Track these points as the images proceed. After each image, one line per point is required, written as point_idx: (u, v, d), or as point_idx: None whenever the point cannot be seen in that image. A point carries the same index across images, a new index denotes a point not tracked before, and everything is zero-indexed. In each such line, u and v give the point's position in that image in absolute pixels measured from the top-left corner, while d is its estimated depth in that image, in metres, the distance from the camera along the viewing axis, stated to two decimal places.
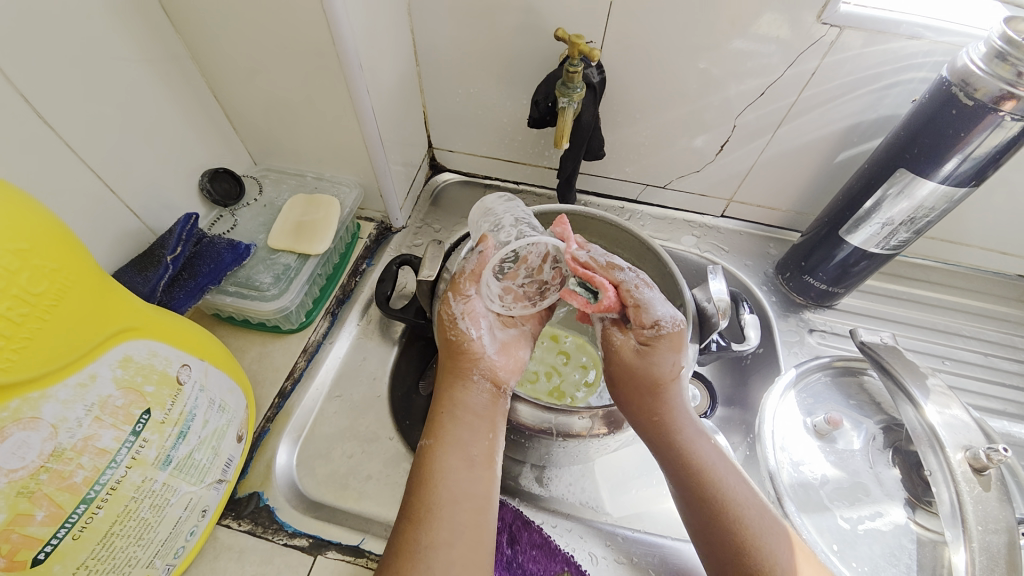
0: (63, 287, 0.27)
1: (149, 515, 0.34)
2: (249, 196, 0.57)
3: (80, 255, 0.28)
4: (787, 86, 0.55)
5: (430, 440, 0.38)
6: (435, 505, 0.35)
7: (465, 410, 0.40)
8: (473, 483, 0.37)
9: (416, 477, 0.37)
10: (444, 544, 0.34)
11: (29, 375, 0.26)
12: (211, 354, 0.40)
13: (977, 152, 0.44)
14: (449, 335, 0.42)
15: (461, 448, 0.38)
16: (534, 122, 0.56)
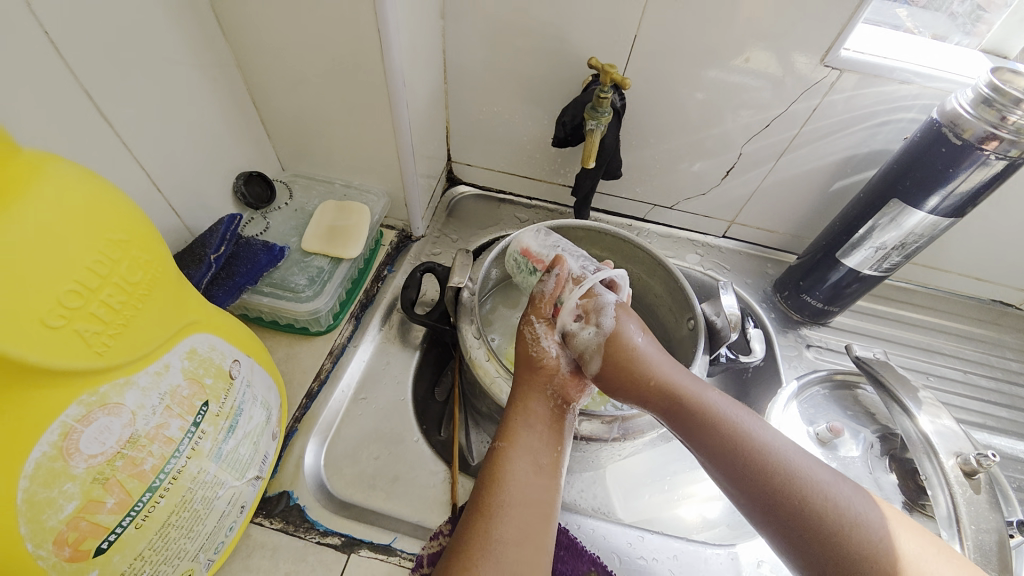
0: (150, 280, 0.29)
1: (200, 507, 0.34)
2: (279, 200, 0.59)
3: (165, 253, 0.31)
4: (790, 119, 0.60)
5: (502, 444, 0.42)
6: (504, 504, 0.39)
7: (536, 417, 0.43)
8: (542, 488, 0.40)
9: (488, 475, 0.41)
10: (516, 542, 0.37)
11: (120, 361, 0.27)
12: (255, 351, 0.41)
13: (960, 188, 0.50)
14: (530, 350, 0.45)
15: (531, 454, 0.41)
16: (559, 140, 0.60)
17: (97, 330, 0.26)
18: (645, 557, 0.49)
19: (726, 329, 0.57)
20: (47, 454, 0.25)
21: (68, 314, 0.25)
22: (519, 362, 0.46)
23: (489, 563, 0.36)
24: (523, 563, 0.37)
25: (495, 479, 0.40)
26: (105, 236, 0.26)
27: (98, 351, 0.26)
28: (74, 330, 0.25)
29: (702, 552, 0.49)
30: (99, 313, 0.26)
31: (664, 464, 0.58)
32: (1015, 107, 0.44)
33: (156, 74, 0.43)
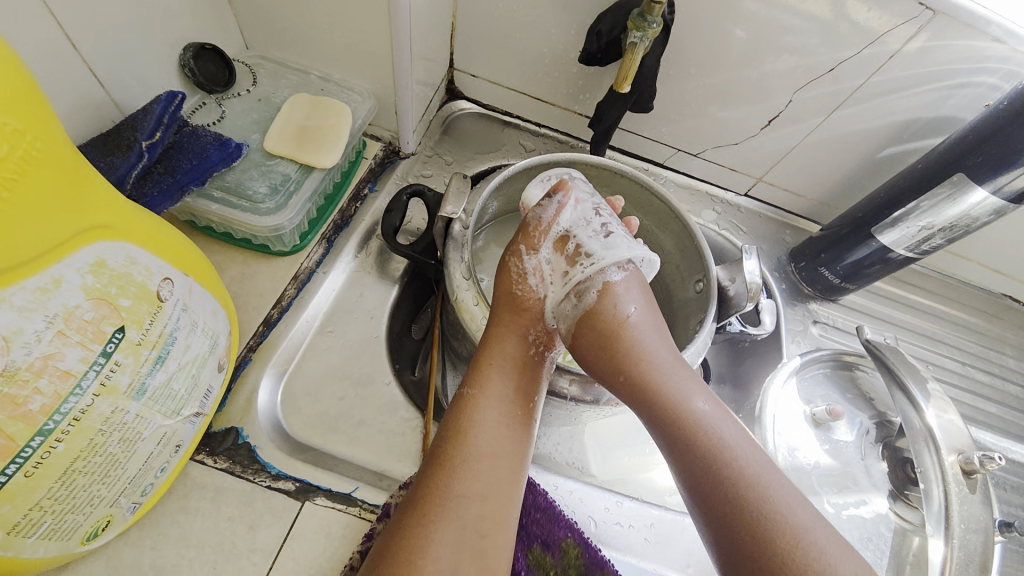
0: (25, 160, 0.21)
1: (117, 450, 0.28)
2: (239, 86, 0.48)
3: (41, 122, 0.21)
4: (859, 66, 0.51)
5: (471, 389, 0.38)
6: (471, 457, 0.35)
7: (509, 362, 0.39)
8: (512, 438, 0.37)
9: (451, 424, 0.37)
10: (481, 497, 0.35)
11: None
12: (195, 267, 0.34)
13: (1009, 184, 0.45)
14: (514, 288, 0.42)
15: (503, 403, 0.38)
16: (586, 55, 0.51)
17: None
18: (621, 523, 0.47)
19: (742, 299, 0.51)
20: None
21: None
22: (499, 303, 0.43)
23: (449, 520, 0.33)
24: (485, 517, 0.34)
25: (463, 430, 0.36)
26: None
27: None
28: None
29: (680, 522, 0.48)
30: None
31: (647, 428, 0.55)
32: None
33: None
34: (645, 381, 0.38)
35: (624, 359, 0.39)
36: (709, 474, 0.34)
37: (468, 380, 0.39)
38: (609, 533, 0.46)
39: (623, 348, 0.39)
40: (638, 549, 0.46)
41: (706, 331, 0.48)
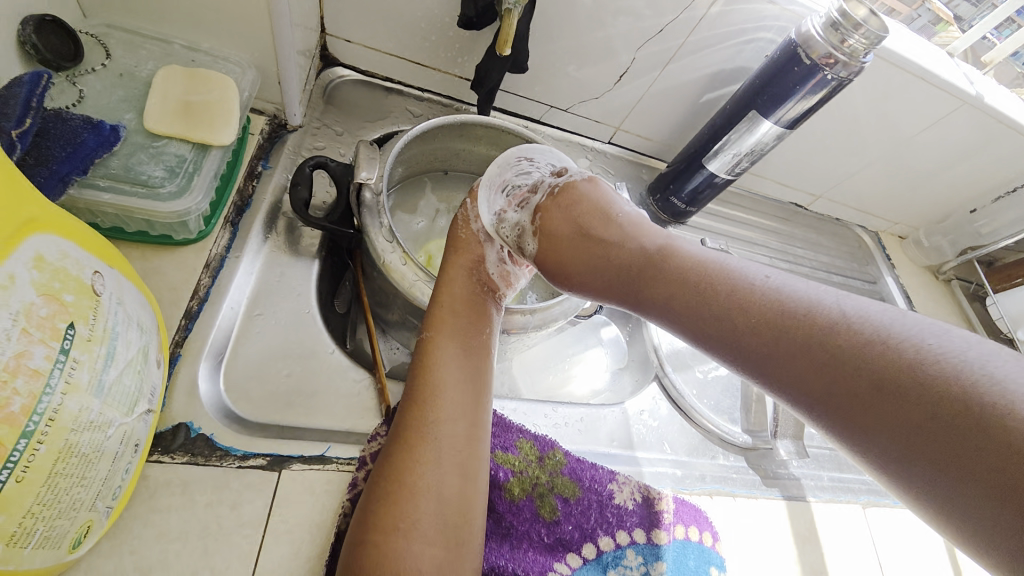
0: None
1: (88, 451, 0.28)
2: (92, 62, 0.43)
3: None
4: (679, 28, 0.63)
5: (429, 333, 0.44)
6: (440, 388, 0.41)
7: (458, 305, 0.46)
8: (474, 366, 0.43)
9: (418, 366, 0.42)
10: (455, 416, 0.40)
11: None
12: (118, 261, 0.32)
13: (790, 114, 0.62)
14: (458, 230, 0.52)
15: (458, 339, 0.44)
16: (466, 21, 0.56)
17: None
18: (557, 424, 0.55)
19: None
20: None
21: None
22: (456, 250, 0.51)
23: (432, 441, 0.38)
24: (461, 432, 0.40)
25: (431, 366, 0.42)
26: None
27: None
28: None
29: (602, 411, 0.58)
30: None
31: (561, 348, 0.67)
32: (854, 31, 0.54)
33: None
34: (618, 258, 0.43)
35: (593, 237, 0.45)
36: (719, 295, 0.36)
37: (427, 325, 0.45)
38: (551, 431, 0.54)
39: (586, 232, 0.45)
40: (574, 439, 0.55)
41: None
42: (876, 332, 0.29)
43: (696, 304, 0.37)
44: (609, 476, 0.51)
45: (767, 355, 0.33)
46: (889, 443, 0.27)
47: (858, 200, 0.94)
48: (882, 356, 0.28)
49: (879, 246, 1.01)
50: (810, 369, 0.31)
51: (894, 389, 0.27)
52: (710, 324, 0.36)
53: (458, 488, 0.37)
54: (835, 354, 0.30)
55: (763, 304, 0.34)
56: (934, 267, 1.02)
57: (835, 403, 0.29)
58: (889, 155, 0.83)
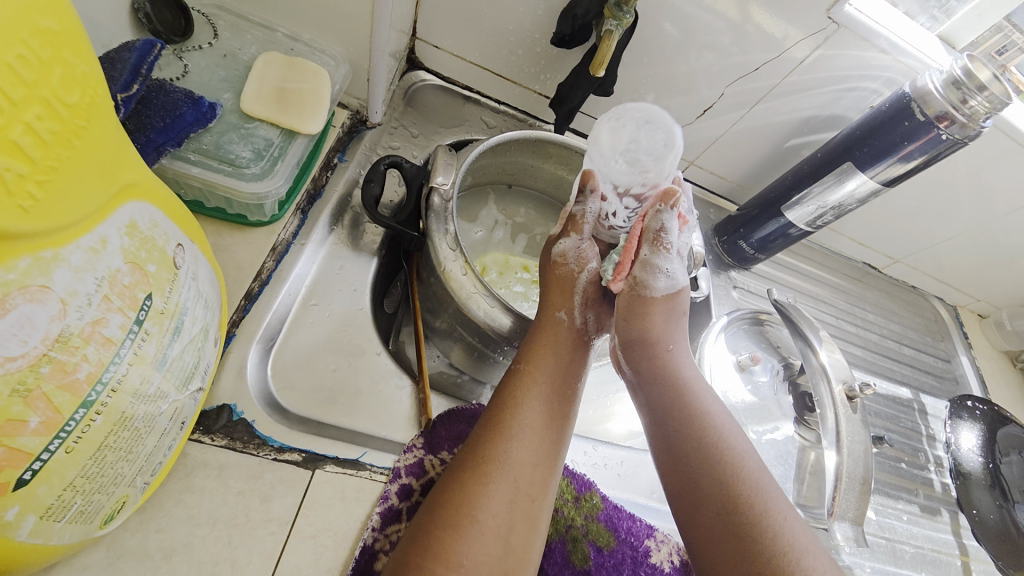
0: (89, 108, 0.21)
1: (140, 425, 0.28)
2: (199, 39, 0.44)
3: (99, 72, 0.22)
4: (777, 68, 0.60)
5: (525, 366, 0.44)
6: (521, 425, 0.40)
7: (557, 339, 0.47)
8: (560, 413, 0.43)
9: (505, 396, 0.42)
10: (533, 465, 0.39)
11: (48, 226, 0.19)
12: (199, 236, 0.32)
13: (886, 173, 0.57)
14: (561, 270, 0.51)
15: (552, 379, 0.44)
16: (560, 38, 0.55)
17: (21, 173, 0.17)
18: (596, 464, 0.52)
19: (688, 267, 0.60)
20: None
21: None
22: (550, 285, 0.51)
23: (503, 477, 0.37)
24: (534, 483, 0.38)
25: (517, 403, 0.41)
26: (34, 20, 0.17)
27: (23, 207, 0.18)
28: None
29: (643, 458, 0.55)
30: (23, 146, 0.17)
31: (602, 385, 0.65)
32: (976, 92, 0.49)
33: None
34: (666, 366, 0.47)
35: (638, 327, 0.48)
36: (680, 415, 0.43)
37: (519, 358, 0.45)
38: (587, 471, 0.51)
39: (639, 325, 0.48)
40: (612, 483, 0.51)
41: None
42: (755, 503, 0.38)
43: (667, 407, 0.44)
44: (648, 530, 0.47)
45: (680, 475, 0.41)
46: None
47: (941, 270, 0.87)
48: (739, 525, 0.37)
49: (957, 322, 0.93)
50: (697, 503, 0.39)
51: (735, 543, 0.37)
52: (659, 408, 0.44)
53: (516, 542, 0.36)
54: (716, 475, 0.40)
55: (710, 429, 0.42)
56: (1012, 354, 0.93)
57: (695, 515, 0.39)
58: (981, 229, 0.76)
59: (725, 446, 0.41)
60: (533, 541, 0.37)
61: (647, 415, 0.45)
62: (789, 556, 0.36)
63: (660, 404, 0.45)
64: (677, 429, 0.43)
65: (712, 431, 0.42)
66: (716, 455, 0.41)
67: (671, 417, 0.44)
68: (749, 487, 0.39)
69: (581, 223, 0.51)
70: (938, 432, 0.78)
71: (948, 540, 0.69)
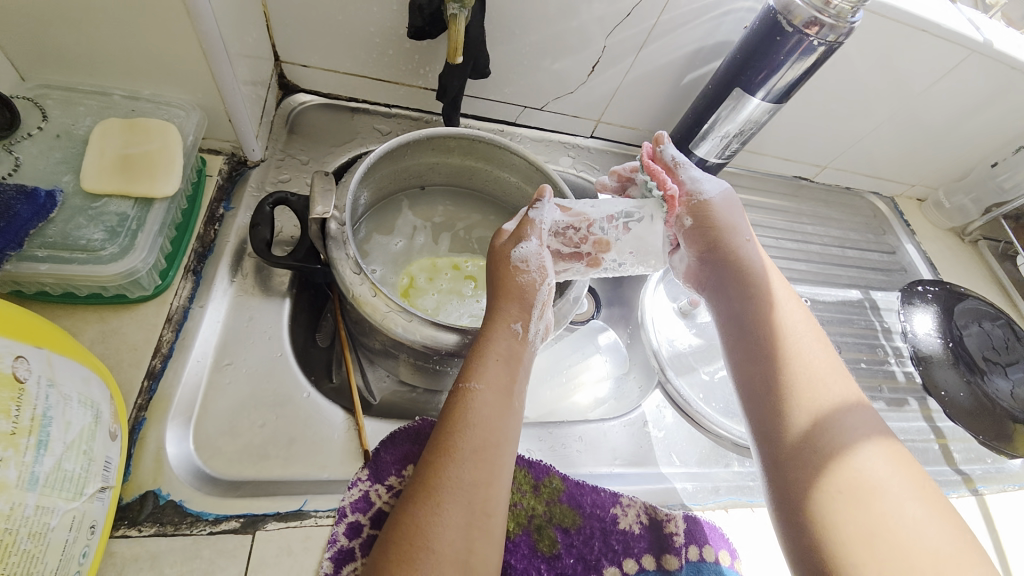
0: None
1: (30, 546, 0.27)
2: (29, 125, 0.42)
3: None
4: (648, 9, 0.58)
5: (475, 384, 0.40)
6: (470, 447, 0.37)
7: (498, 346, 0.42)
8: (505, 426, 0.39)
9: (448, 416, 0.39)
10: (486, 484, 0.36)
11: None
12: (54, 340, 0.31)
13: (777, 86, 0.56)
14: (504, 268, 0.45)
15: (499, 392, 0.40)
16: (416, 31, 0.53)
17: None
18: (554, 446, 0.52)
19: None
20: None
21: None
22: (497, 283, 0.45)
23: (456, 502, 0.35)
24: (485, 501, 0.36)
25: (469, 423, 0.38)
26: None
27: None
28: None
29: (602, 427, 0.55)
30: None
31: (558, 362, 0.65)
32: None
33: None
34: (746, 280, 0.47)
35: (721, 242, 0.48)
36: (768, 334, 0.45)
37: (466, 374, 0.40)
38: (546, 456, 0.51)
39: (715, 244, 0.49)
40: (573, 461, 0.52)
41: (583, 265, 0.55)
42: (837, 417, 0.40)
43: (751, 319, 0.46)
44: (612, 498, 0.48)
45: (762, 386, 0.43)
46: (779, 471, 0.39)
47: (870, 166, 0.88)
48: (812, 429, 0.39)
49: (897, 212, 0.94)
50: (776, 414, 0.41)
51: (801, 441, 0.39)
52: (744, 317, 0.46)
53: (477, 563, 0.34)
54: (797, 384, 0.41)
55: (793, 348, 0.43)
56: (958, 230, 0.95)
57: (772, 413, 0.41)
58: (899, 115, 0.76)
59: (818, 377, 0.42)
60: (492, 559, 0.35)
61: (734, 338, 0.46)
62: (855, 468, 0.37)
63: (740, 318, 0.46)
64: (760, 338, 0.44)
65: (792, 346, 0.43)
66: (794, 368, 0.42)
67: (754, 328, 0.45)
68: (830, 399, 0.40)
69: (535, 226, 0.46)
70: (893, 324, 0.79)
71: (920, 427, 0.71)
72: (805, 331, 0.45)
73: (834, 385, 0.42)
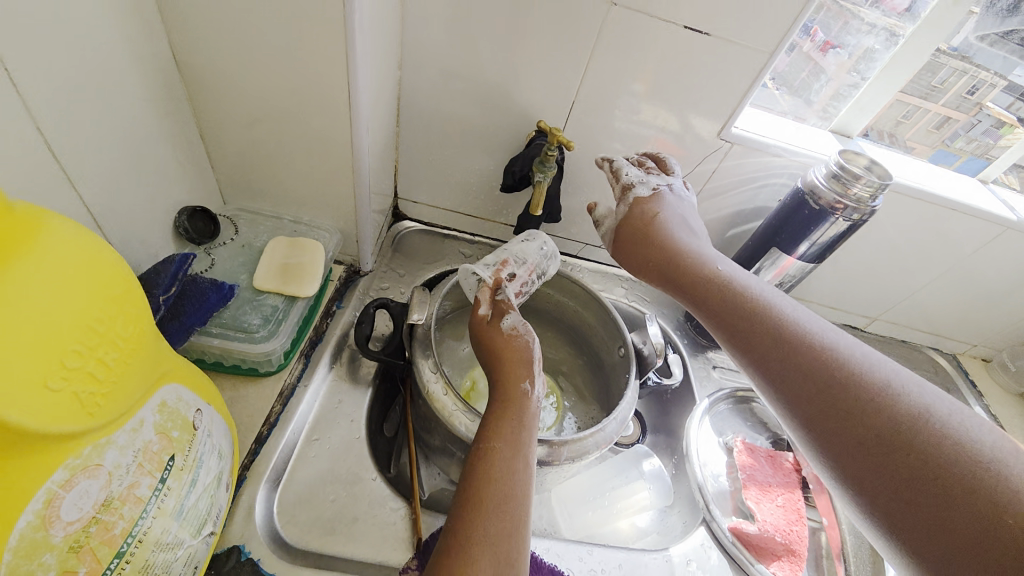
0: (139, 333, 0.30)
1: (158, 571, 0.32)
2: (224, 236, 0.57)
3: (147, 309, 0.31)
4: (695, 179, 0.71)
5: (493, 443, 0.43)
6: (493, 497, 0.39)
7: (513, 408, 0.45)
8: (522, 475, 0.41)
9: (472, 471, 0.41)
10: (509, 531, 0.38)
11: (103, 422, 0.27)
12: (213, 398, 0.40)
13: (819, 241, 0.64)
14: (495, 338, 0.50)
15: (519, 447, 0.43)
16: (507, 186, 0.68)
17: (91, 390, 0.25)
18: (594, 569, 0.52)
19: (652, 357, 0.66)
20: (30, 524, 0.23)
21: (70, 372, 0.24)
22: (500, 352, 0.50)
23: (487, 549, 0.36)
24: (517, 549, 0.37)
25: (491, 476, 0.40)
26: (104, 290, 0.27)
27: (90, 411, 0.26)
28: (72, 391, 0.24)
29: (642, 558, 0.55)
30: (95, 372, 0.26)
31: (599, 483, 0.66)
32: (855, 181, 0.57)
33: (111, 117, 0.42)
34: (768, 326, 0.43)
35: (724, 296, 0.47)
36: (828, 369, 0.39)
37: (486, 436, 0.43)
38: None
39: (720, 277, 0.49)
40: None
41: (633, 387, 0.60)
42: (986, 470, 0.31)
43: (787, 362, 0.41)
44: None
45: (871, 443, 0.35)
46: (918, 535, 0.32)
47: (923, 322, 0.90)
48: (940, 470, 0.32)
49: (960, 370, 0.93)
50: (887, 471, 0.34)
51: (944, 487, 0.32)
52: (790, 372, 0.40)
53: None
54: (898, 439, 0.34)
55: (876, 396, 0.37)
56: None
57: (870, 486, 0.35)
58: (946, 278, 0.80)
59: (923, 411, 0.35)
60: None
61: (783, 400, 0.41)
62: None
63: (791, 389, 0.40)
64: (817, 391, 0.39)
65: (870, 382, 0.38)
66: (907, 428, 0.35)
67: (810, 387, 0.39)
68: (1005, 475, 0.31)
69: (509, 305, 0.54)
70: None
71: None
72: (890, 369, 0.39)
73: (977, 424, 0.35)
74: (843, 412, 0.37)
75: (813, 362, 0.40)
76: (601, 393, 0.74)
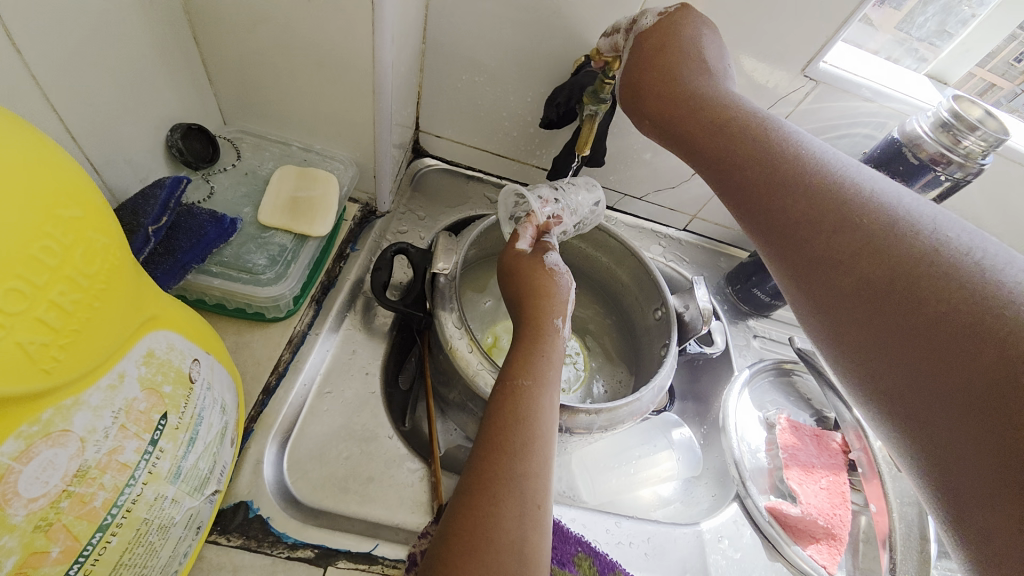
0: (110, 271, 0.24)
1: (155, 539, 0.29)
2: (225, 161, 0.50)
3: (123, 241, 0.25)
4: None
5: (526, 380, 0.37)
6: (524, 439, 0.34)
7: (544, 344, 0.40)
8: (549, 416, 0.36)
9: (494, 408, 0.36)
10: (537, 474, 0.33)
11: (66, 380, 0.22)
12: (215, 346, 0.35)
13: None
14: (530, 271, 0.44)
15: (551, 387, 0.37)
16: (548, 122, 0.59)
17: (43, 342, 0.20)
18: (621, 542, 0.50)
19: (696, 324, 0.60)
20: None
21: (9, 320, 0.19)
22: (529, 283, 0.44)
23: (514, 492, 0.32)
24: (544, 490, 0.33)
25: (518, 416, 0.35)
26: (58, 215, 0.21)
27: (45, 369, 0.20)
28: (13, 343, 0.19)
29: (671, 533, 0.52)
30: (48, 320, 0.20)
31: (626, 448, 0.62)
32: (968, 133, 0.49)
33: (85, 3, 0.34)
34: (743, 157, 0.37)
35: (755, 164, 0.36)
36: (881, 271, 0.29)
37: (514, 371, 0.38)
38: (613, 551, 0.49)
39: (769, 135, 0.37)
40: (638, 564, 0.49)
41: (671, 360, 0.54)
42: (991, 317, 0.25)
43: (762, 186, 0.36)
44: None
45: (843, 290, 0.30)
46: (906, 397, 0.26)
47: None
48: (935, 299, 0.27)
49: None
50: (870, 326, 0.29)
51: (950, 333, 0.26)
52: (761, 195, 0.35)
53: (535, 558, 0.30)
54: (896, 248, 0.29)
55: (867, 213, 0.31)
56: None
57: (849, 331, 0.30)
58: None
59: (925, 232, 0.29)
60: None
61: (756, 228, 0.36)
62: None
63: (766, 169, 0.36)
64: (788, 225, 0.34)
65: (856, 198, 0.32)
66: (914, 254, 0.28)
67: (784, 194, 0.34)
68: None
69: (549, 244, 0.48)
70: None
71: None
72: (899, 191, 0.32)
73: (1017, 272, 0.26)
74: (897, 328, 0.28)
75: (860, 265, 0.30)
76: (631, 361, 0.69)
